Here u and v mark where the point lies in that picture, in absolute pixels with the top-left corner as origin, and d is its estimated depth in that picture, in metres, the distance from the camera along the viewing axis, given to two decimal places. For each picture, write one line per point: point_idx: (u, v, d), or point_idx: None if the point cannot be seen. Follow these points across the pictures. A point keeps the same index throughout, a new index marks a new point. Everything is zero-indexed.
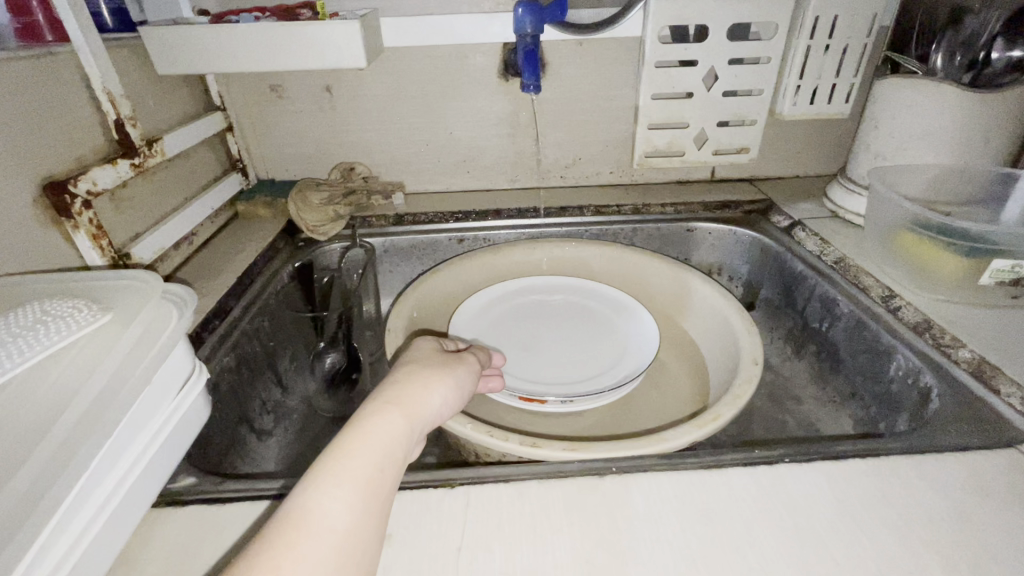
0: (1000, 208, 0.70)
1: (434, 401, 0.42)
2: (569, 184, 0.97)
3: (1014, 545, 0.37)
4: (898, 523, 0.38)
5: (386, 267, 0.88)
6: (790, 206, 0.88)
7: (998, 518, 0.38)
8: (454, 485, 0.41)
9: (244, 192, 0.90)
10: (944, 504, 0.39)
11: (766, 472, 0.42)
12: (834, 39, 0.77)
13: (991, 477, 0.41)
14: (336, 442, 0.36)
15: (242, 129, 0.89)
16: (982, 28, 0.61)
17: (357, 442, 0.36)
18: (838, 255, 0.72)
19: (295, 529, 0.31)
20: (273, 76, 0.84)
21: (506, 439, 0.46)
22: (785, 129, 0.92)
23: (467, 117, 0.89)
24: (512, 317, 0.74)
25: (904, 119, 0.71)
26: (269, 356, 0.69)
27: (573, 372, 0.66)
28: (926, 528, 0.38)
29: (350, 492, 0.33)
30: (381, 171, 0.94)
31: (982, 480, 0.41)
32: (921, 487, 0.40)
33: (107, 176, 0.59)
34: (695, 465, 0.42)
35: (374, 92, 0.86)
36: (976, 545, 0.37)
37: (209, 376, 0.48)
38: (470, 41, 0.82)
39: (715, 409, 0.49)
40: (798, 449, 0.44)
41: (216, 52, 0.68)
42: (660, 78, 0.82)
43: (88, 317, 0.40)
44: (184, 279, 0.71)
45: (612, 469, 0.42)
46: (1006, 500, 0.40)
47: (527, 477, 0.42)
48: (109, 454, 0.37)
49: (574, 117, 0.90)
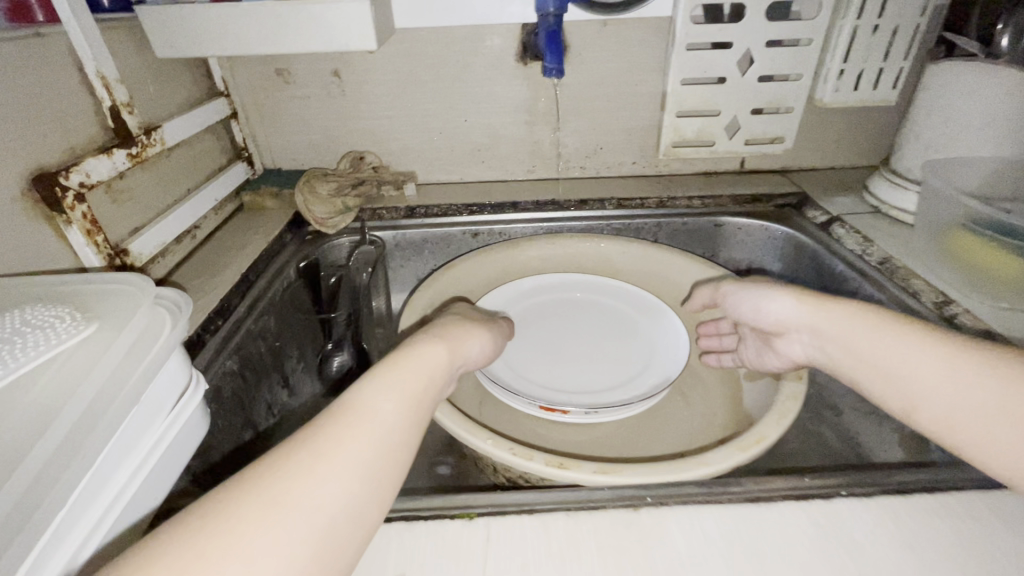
0: None
1: (472, 344, 0.49)
2: (589, 175, 0.92)
3: None
4: (978, 572, 0.33)
5: (397, 262, 0.84)
6: (827, 201, 0.82)
7: None
8: (472, 516, 0.38)
9: (250, 182, 0.87)
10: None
11: (821, 507, 0.37)
12: (885, 18, 0.70)
13: None
14: (391, 357, 0.41)
15: (247, 115, 0.85)
16: None
17: (405, 358, 0.41)
18: (883, 255, 0.67)
19: (347, 415, 0.35)
20: (280, 59, 0.80)
21: (531, 459, 0.42)
22: (824, 117, 0.86)
23: (483, 104, 0.84)
24: (530, 319, 0.70)
25: (962, 106, 0.65)
26: (276, 357, 0.66)
27: (596, 379, 0.62)
28: None
29: (398, 397, 0.37)
30: (392, 160, 0.90)
31: None
32: (1001, 528, 0.36)
33: (103, 168, 0.55)
34: (740, 497, 0.38)
35: (385, 76, 0.81)
36: None
37: (206, 386, 0.44)
38: (487, 22, 0.77)
39: (758, 431, 0.45)
40: (854, 479, 0.39)
41: (218, 33, 0.64)
42: (691, 61, 0.76)
43: (71, 329, 0.36)
44: (187, 275, 0.68)
45: (647, 498, 0.38)
46: None
47: (553, 508, 0.38)
48: (94, 481, 0.33)
49: (597, 104, 0.84)
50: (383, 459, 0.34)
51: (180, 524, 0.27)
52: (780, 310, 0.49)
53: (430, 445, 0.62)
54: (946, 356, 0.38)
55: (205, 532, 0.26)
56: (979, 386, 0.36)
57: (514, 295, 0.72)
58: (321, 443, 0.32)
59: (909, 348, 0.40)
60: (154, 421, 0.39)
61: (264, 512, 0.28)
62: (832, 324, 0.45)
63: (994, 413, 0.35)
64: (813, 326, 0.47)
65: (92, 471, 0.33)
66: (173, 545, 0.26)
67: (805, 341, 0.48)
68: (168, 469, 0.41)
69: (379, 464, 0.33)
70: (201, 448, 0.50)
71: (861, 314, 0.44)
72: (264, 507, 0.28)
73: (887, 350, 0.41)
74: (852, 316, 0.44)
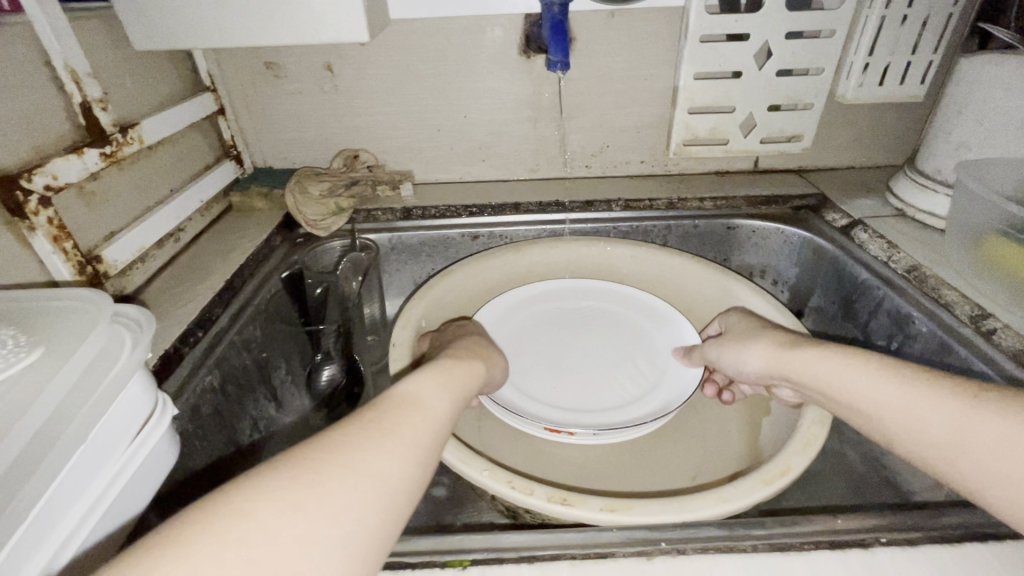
0: None
1: (498, 368, 0.51)
2: (595, 174, 0.88)
3: None
4: None
5: (392, 266, 0.80)
6: (847, 202, 0.78)
7: None
8: (465, 564, 0.34)
9: (239, 182, 0.83)
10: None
11: (858, 558, 0.33)
12: (914, 8, 0.65)
13: None
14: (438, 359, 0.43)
15: (236, 111, 0.81)
16: None
17: (445, 366, 0.43)
18: (910, 263, 0.62)
19: (407, 402, 0.36)
20: (269, 52, 0.76)
21: (531, 493, 0.37)
22: (844, 114, 0.81)
23: (483, 100, 0.80)
24: (531, 330, 0.65)
25: (1000, 102, 0.60)
26: (261, 370, 0.62)
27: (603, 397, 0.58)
28: None
29: (446, 394, 0.39)
30: (388, 159, 0.86)
31: None
32: None
33: (72, 169, 0.52)
34: (766, 544, 0.34)
35: (380, 70, 0.77)
36: None
37: (174, 411, 0.40)
38: (487, 12, 0.72)
39: (783, 462, 0.40)
40: (896, 521, 0.35)
41: (199, 23, 0.60)
42: (705, 55, 0.71)
43: (12, 355, 0.32)
44: (168, 281, 0.64)
45: (660, 545, 0.34)
46: None
47: (555, 555, 0.34)
48: (36, 529, 0.29)
49: (604, 99, 0.80)
50: (435, 447, 0.35)
51: (267, 473, 0.28)
52: (760, 357, 0.49)
53: None
54: (921, 394, 0.37)
55: (291, 484, 0.27)
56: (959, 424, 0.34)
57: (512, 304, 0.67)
58: (387, 422, 0.33)
59: (886, 388, 0.38)
60: (108, 461, 0.34)
61: (343, 472, 0.29)
62: (802, 370, 0.44)
63: (983, 453, 0.33)
64: (791, 372, 0.45)
65: (26, 525, 0.28)
66: (263, 490, 0.26)
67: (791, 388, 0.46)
68: (126, 507, 0.36)
69: (432, 451, 0.34)
70: (175, 474, 0.47)
71: (830, 353, 0.43)
72: (342, 470, 0.29)
73: (867, 390, 0.39)
74: (819, 357, 0.43)
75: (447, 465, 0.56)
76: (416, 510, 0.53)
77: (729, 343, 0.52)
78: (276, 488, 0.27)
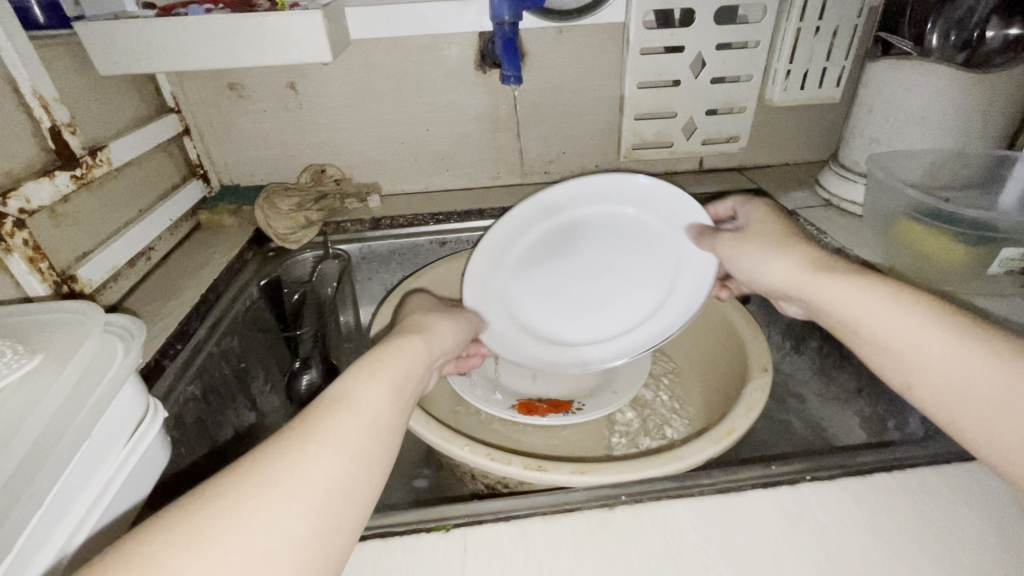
0: (998, 193, 0.66)
1: (449, 335, 0.50)
2: (553, 180, 0.93)
3: None
4: (937, 547, 0.35)
5: (364, 275, 0.83)
6: (782, 196, 0.85)
7: None
8: (448, 528, 0.37)
9: (207, 201, 0.85)
10: (980, 520, 0.36)
11: (789, 494, 0.38)
12: (825, 20, 0.73)
13: None
14: (375, 351, 0.40)
15: (201, 132, 0.83)
16: (972, 10, 0.59)
17: (386, 354, 0.40)
18: (837, 245, 0.70)
19: (336, 401, 0.33)
20: (232, 73, 0.78)
21: (508, 464, 0.42)
22: (773, 116, 0.89)
23: (443, 113, 0.84)
24: (530, 254, 0.63)
25: (901, 102, 0.68)
26: (241, 379, 0.64)
27: (612, 312, 0.61)
28: (966, 549, 0.35)
29: (384, 382, 0.37)
30: (354, 172, 0.89)
31: None
32: (955, 501, 0.38)
33: (44, 192, 0.53)
34: (711, 489, 0.39)
35: (343, 88, 0.80)
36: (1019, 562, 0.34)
37: (165, 414, 0.42)
38: (442, 31, 0.77)
39: (727, 422, 0.46)
40: (820, 463, 0.41)
41: (167, 48, 0.62)
42: (646, 66, 0.78)
43: (11, 363, 0.34)
44: (142, 299, 0.65)
45: (622, 498, 0.39)
46: None
47: (529, 514, 0.38)
48: (46, 521, 0.31)
49: (557, 109, 0.85)
50: (374, 442, 0.33)
51: (168, 508, 0.26)
52: (778, 271, 0.46)
53: (406, 459, 0.61)
54: (959, 346, 0.35)
55: (193, 515, 0.25)
56: (979, 376, 0.34)
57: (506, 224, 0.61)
58: (308, 428, 0.31)
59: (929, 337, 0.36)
60: (104, 466, 0.36)
61: (256, 491, 0.27)
62: (823, 295, 0.42)
63: (985, 402, 0.34)
64: (809, 298, 0.44)
65: (37, 515, 0.30)
66: (165, 526, 0.25)
67: (803, 305, 0.45)
68: (122, 505, 0.38)
69: (372, 444, 0.32)
70: (163, 478, 0.48)
71: (862, 282, 0.41)
72: (253, 487, 0.27)
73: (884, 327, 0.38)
74: (852, 286, 0.41)
75: (428, 458, 0.59)
76: (401, 500, 0.55)
77: (748, 250, 0.49)
78: (189, 510, 0.26)
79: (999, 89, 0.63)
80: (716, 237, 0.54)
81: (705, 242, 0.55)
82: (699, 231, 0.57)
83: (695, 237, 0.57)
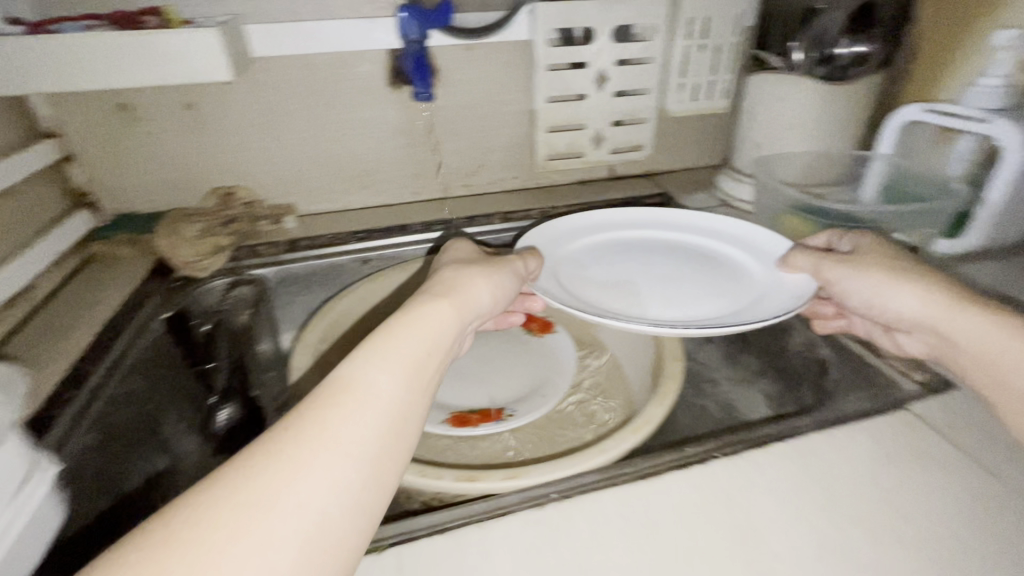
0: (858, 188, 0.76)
1: (479, 290, 0.47)
2: (474, 193, 0.95)
3: (921, 502, 0.40)
4: (825, 502, 0.40)
5: (283, 300, 0.79)
6: (686, 198, 0.92)
7: (905, 478, 0.42)
8: (383, 549, 0.36)
9: (97, 233, 0.78)
10: (858, 474, 0.42)
11: (702, 472, 0.42)
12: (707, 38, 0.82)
13: (892, 440, 0.45)
14: (393, 322, 0.39)
15: (85, 158, 0.77)
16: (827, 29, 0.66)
17: (400, 328, 0.38)
18: None
19: (338, 395, 0.32)
20: (120, 93, 0.73)
21: (441, 476, 0.42)
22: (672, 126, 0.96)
23: (357, 130, 0.83)
24: (592, 253, 0.66)
25: (776, 111, 0.77)
26: (149, 422, 0.59)
27: (678, 296, 0.58)
28: (848, 501, 0.40)
29: (395, 368, 0.35)
30: (265, 193, 0.85)
31: (885, 442, 0.45)
32: (837, 460, 0.43)
33: None
34: (633, 476, 0.41)
35: (247, 107, 0.77)
36: (889, 506, 0.40)
37: (56, 468, 0.38)
38: (350, 49, 0.76)
39: (646, 413, 0.49)
40: (727, 440, 0.44)
41: (40, 67, 0.57)
42: (554, 81, 0.83)
43: None
44: (20, 344, 0.58)
45: (552, 495, 0.40)
46: (906, 461, 0.43)
47: (464, 523, 0.38)
48: None
49: (472, 124, 0.87)
50: (379, 440, 0.32)
51: (143, 536, 0.25)
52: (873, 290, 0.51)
53: None
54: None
55: (168, 546, 0.25)
56: None
57: (569, 227, 0.69)
58: (304, 433, 0.30)
59: None
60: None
61: (237, 514, 0.26)
62: (958, 328, 0.46)
63: None
64: (940, 329, 0.47)
65: None
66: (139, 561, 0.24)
67: (927, 337, 0.49)
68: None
69: (375, 443, 0.31)
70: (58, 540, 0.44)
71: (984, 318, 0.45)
72: (234, 510, 0.26)
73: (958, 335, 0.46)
74: (991, 321, 0.44)
75: None
76: None
77: (868, 279, 0.51)
78: (163, 538, 0.25)
79: (848, 99, 0.74)
80: (806, 266, 0.56)
81: (801, 261, 0.56)
82: (785, 256, 0.59)
83: (784, 268, 0.58)
